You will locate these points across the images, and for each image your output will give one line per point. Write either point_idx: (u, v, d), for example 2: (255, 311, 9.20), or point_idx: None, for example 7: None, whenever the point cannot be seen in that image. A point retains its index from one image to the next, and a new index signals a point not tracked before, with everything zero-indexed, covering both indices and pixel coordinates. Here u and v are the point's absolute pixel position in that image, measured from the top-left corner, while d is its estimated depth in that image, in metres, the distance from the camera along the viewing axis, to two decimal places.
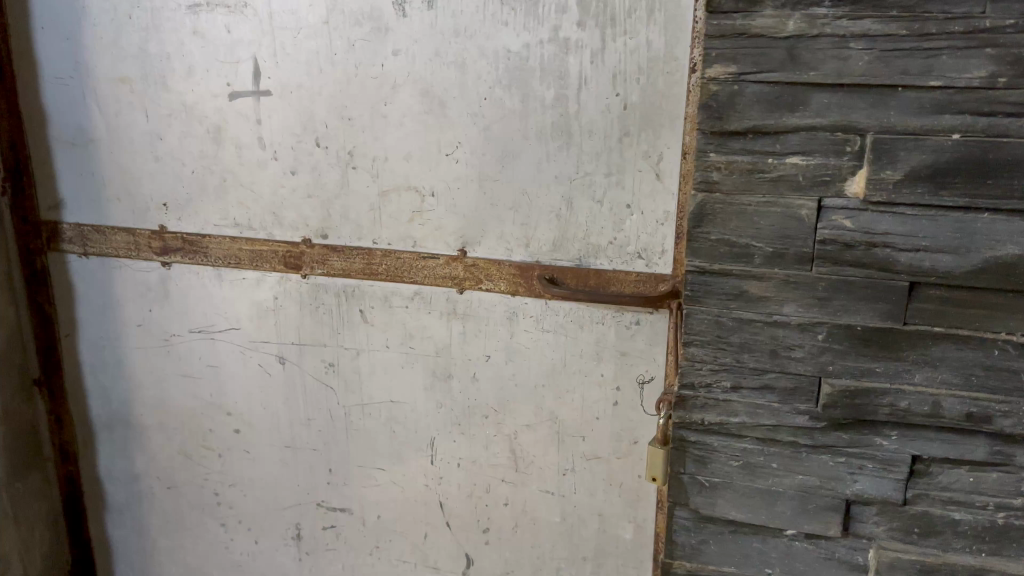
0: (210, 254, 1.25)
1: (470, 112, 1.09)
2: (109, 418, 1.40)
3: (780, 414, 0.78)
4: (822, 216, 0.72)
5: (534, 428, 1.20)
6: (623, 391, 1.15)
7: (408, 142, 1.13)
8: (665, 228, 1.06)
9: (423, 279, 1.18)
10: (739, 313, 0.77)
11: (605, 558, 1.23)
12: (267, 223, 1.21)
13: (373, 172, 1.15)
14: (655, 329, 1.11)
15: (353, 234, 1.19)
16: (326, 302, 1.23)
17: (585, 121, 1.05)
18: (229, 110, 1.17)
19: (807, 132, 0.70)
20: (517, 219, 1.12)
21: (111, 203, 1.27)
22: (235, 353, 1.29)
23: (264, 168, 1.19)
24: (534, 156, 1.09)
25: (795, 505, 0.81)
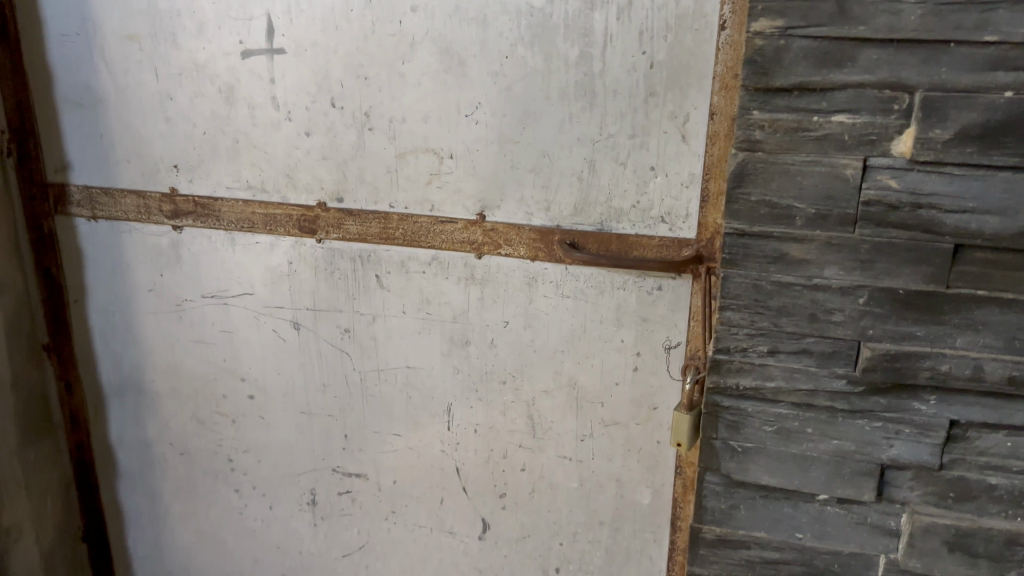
0: (223, 217, 1.22)
1: (491, 71, 1.06)
2: (120, 384, 1.38)
3: (818, 379, 0.77)
4: (867, 176, 0.70)
5: (553, 393, 1.19)
6: (643, 357, 1.14)
7: (426, 103, 1.10)
8: (690, 191, 1.05)
9: (441, 244, 1.16)
10: (779, 276, 0.75)
11: (623, 523, 1.23)
12: (280, 186, 1.19)
13: (390, 134, 1.13)
14: (677, 295, 1.09)
15: (369, 197, 1.17)
16: (341, 267, 1.21)
17: (610, 80, 1.03)
18: (241, 70, 1.14)
19: (854, 89, 0.69)
20: (537, 182, 1.10)
21: (120, 164, 1.24)
22: (249, 319, 1.27)
23: (278, 129, 1.16)
24: (556, 118, 1.06)
25: (829, 471, 0.80)
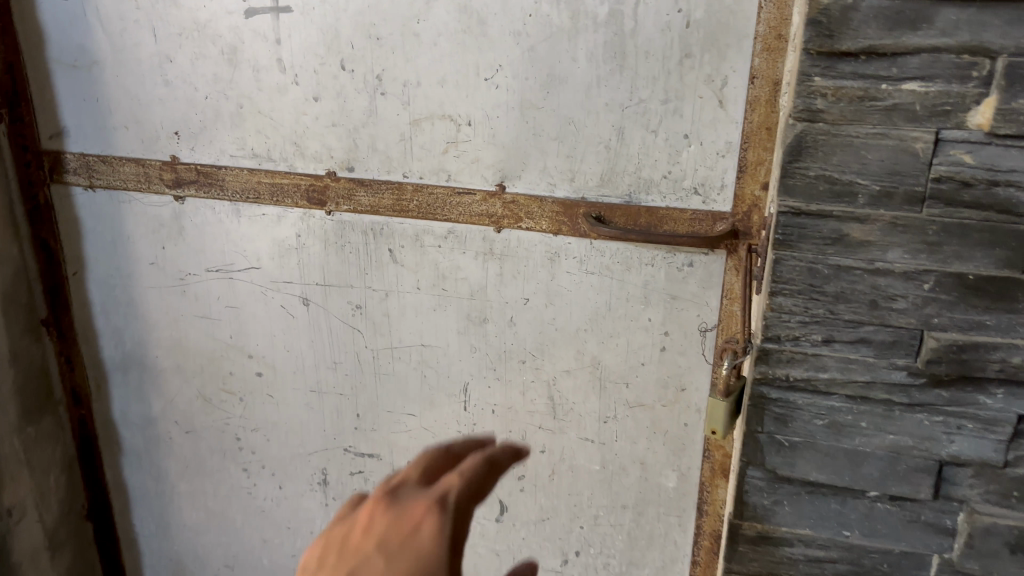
0: (227, 187, 1.15)
1: (512, 31, 0.99)
2: (122, 361, 1.32)
3: (875, 370, 0.72)
4: (939, 150, 0.64)
5: (574, 373, 1.14)
6: (671, 336, 1.09)
7: (443, 66, 1.03)
8: (726, 161, 0.99)
9: (458, 218, 1.10)
10: (837, 259, 0.69)
11: (646, 507, 1.19)
12: (287, 153, 1.11)
13: (403, 99, 1.06)
14: (709, 271, 1.04)
15: (382, 166, 1.10)
16: (352, 241, 1.14)
17: (642, 41, 0.96)
18: (245, 29, 1.06)
19: (929, 54, 0.62)
20: (562, 150, 1.03)
21: (117, 130, 1.16)
22: (256, 294, 1.20)
23: (285, 93, 1.08)
24: (583, 81, 1.00)
25: (883, 467, 0.75)
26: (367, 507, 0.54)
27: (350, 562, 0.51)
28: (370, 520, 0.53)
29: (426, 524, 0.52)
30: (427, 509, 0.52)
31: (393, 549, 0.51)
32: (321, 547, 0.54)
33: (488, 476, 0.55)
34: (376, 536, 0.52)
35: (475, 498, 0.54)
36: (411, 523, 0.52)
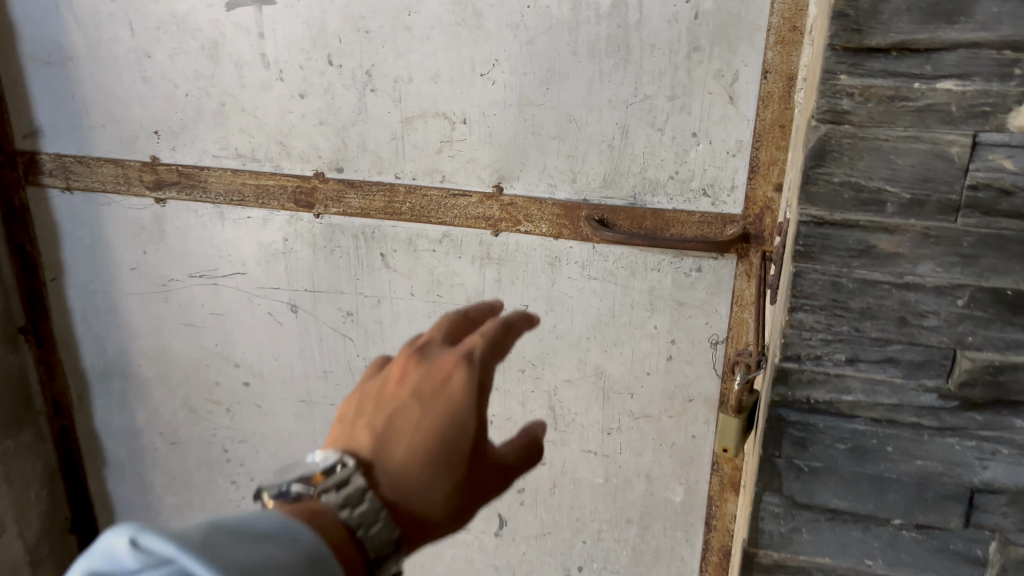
0: (209, 189, 1.09)
1: (510, 23, 0.93)
2: (104, 370, 1.27)
3: (903, 392, 0.66)
4: (976, 156, 0.59)
5: (576, 383, 1.09)
6: (678, 345, 1.04)
7: (437, 61, 0.97)
8: (736, 160, 0.93)
9: (453, 220, 1.04)
10: (863, 273, 0.64)
11: (652, 521, 1.14)
12: (272, 154, 1.06)
13: (395, 96, 1.00)
14: (718, 277, 0.99)
15: (372, 167, 1.04)
16: (342, 245, 1.08)
17: (647, 33, 0.90)
18: (226, 23, 1.00)
19: (967, 50, 0.56)
20: (562, 150, 0.98)
21: (94, 129, 1.10)
22: (242, 301, 1.15)
23: (269, 90, 1.02)
24: (585, 77, 0.94)
25: (909, 494, 0.70)
26: (399, 364, 0.59)
27: (386, 410, 0.56)
28: (403, 374, 0.58)
29: (455, 378, 0.56)
30: (455, 364, 0.57)
31: (427, 399, 0.56)
32: (361, 397, 0.59)
33: (508, 335, 0.59)
34: (409, 386, 0.57)
35: (496, 357, 0.58)
36: (441, 377, 0.57)
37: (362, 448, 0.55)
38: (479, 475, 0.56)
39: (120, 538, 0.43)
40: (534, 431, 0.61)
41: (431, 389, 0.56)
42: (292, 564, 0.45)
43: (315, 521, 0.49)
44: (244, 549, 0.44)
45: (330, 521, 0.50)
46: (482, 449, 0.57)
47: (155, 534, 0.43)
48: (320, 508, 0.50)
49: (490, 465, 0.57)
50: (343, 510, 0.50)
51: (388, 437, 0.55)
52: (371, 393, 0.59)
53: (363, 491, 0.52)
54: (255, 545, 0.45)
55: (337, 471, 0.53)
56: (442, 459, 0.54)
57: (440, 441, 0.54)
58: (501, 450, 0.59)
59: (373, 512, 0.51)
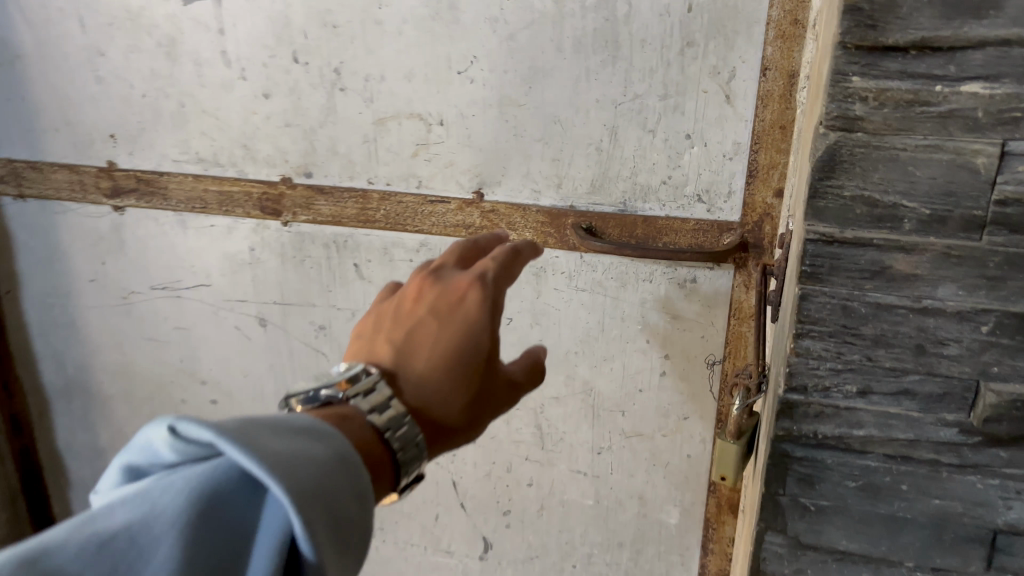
0: (170, 196, 1.02)
1: (488, 17, 0.86)
2: (65, 387, 1.20)
3: (920, 427, 0.60)
4: (1004, 166, 0.52)
5: (564, 401, 1.03)
6: (672, 360, 0.97)
7: (410, 57, 0.90)
8: (733, 164, 0.87)
9: (431, 229, 0.97)
10: (876, 296, 0.57)
11: (645, 544, 1.08)
12: (236, 158, 0.98)
13: (366, 95, 0.93)
14: (715, 288, 0.92)
15: (343, 172, 0.97)
16: (313, 255, 1.01)
17: (636, 28, 0.83)
18: (183, 18, 0.93)
19: (996, 47, 0.49)
20: (547, 153, 0.92)
21: (46, 133, 1.03)
22: (207, 314, 1.08)
23: (231, 90, 0.95)
24: (570, 75, 0.87)
25: (926, 535, 0.63)
26: (415, 285, 0.64)
27: (405, 325, 0.60)
28: (420, 293, 0.62)
29: (470, 295, 0.61)
30: (470, 284, 0.61)
31: (445, 315, 0.60)
32: (379, 316, 0.63)
33: (515, 260, 0.64)
34: (426, 304, 0.61)
35: (505, 279, 0.63)
36: (457, 295, 0.61)
37: (383, 359, 0.59)
38: (490, 388, 0.60)
39: (161, 429, 0.44)
40: (536, 352, 0.66)
41: (447, 306, 0.60)
42: (323, 459, 0.45)
43: (345, 424, 0.52)
44: (279, 441, 0.44)
45: (360, 425, 0.53)
46: (494, 364, 0.61)
47: (194, 422, 0.43)
48: (349, 413, 0.53)
49: (500, 382, 0.62)
50: (371, 412, 0.53)
51: (407, 350, 0.59)
52: (390, 311, 0.63)
53: (389, 395, 0.56)
54: (287, 438, 0.45)
55: (363, 378, 0.56)
56: (457, 370, 0.58)
57: (455, 352, 0.58)
58: (511, 369, 0.63)
59: (399, 415, 0.54)
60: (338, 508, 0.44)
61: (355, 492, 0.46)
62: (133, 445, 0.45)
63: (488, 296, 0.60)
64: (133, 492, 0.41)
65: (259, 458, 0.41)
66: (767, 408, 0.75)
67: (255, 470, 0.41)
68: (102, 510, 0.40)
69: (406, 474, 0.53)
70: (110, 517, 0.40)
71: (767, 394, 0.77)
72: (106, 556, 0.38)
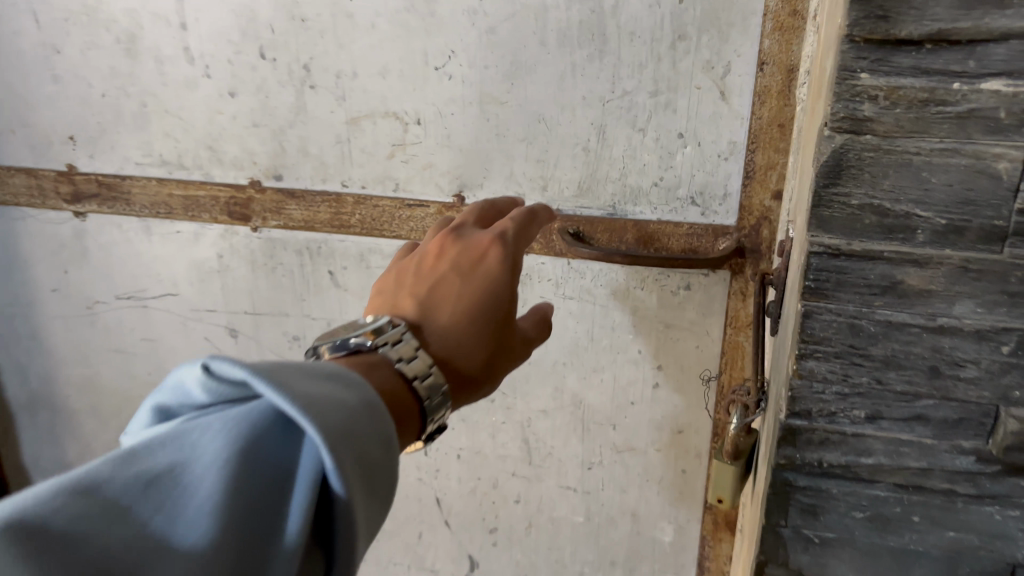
0: (133, 201, 0.96)
1: (466, 9, 0.81)
2: (29, 401, 1.14)
3: (933, 454, 0.55)
4: None
5: (551, 414, 0.97)
6: (665, 371, 0.92)
7: (384, 53, 0.84)
8: (729, 165, 0.82)
9: (408, 234, 0.92)
10: (886, 314, 0.52)
11: (638, 562, 1.03)
12: (202, 160, 0.93)
13: (337, 93, 0.87)
14: (711, 296, 0.87)
15: (315, 175, 0.92)
16: (285, 262, 0.96)
17: (625, 19, 0.78)
18: (142, 12, 0.87)
19: (1020, 40, 0.44)
20: (531, 154, 0.86)
21: (2, 135, 0.97)
22: (176, 324, 1.03)
23: (195, 88, 0.90)
24: (554, 70, 0.82)
25: (940, 570, 0.58)
26: (436, 245, 0.67)
27: (428, 279, 0.62)
28: (441, 251, 0.66)
29: (493, 252, 0.65)
30: (492, 242, 0.65)
31: (469, 268, 0.63)
32: (398, 274, 0.65)
33: (531, 223, 0.70)
34: (449, 260, 0.64)
35: (523, 240, 0.68)
36: (480, 251, 0.65)
37: (406, 313, 0.59)
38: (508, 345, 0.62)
39: (194, 366, 0.41)
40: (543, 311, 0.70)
41: (470, 262, 0.64)
42: (354, 403, 0.42)
43: (375, 372, 0.50)
44: (312, 382, 0.41)
45: (388, 375, 0.51)
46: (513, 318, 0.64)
47: (228, 360, 0.40)
48: (377, 360, 0.51)
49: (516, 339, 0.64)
50: (400, 360, 0.52)
51: (431, 303, 0.60)
52: (406, 274, 0.64)
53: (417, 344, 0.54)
54: (320, 381, 0.42)
55: (389, 330, 0.54)
56: (484, 321, 0.60)
57: (485, 302, 0.60)
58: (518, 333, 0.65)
59: (426, 367, 0.53)
60: (370, 456, 0.40)
61: (390, 444, 0.42)
62: (166, 385, 0.43)
63: (509, 253, 0.65)
64: (167, 433, 0.38)
65: (293, 398, 0.38)
66: (767, 428, 0.70)
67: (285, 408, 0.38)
68: (134, 450, 0.38)
69: (430, 425, 0.52)
70: (145, 458, 0.37)
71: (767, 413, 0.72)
72: (141, 496, 0.35)
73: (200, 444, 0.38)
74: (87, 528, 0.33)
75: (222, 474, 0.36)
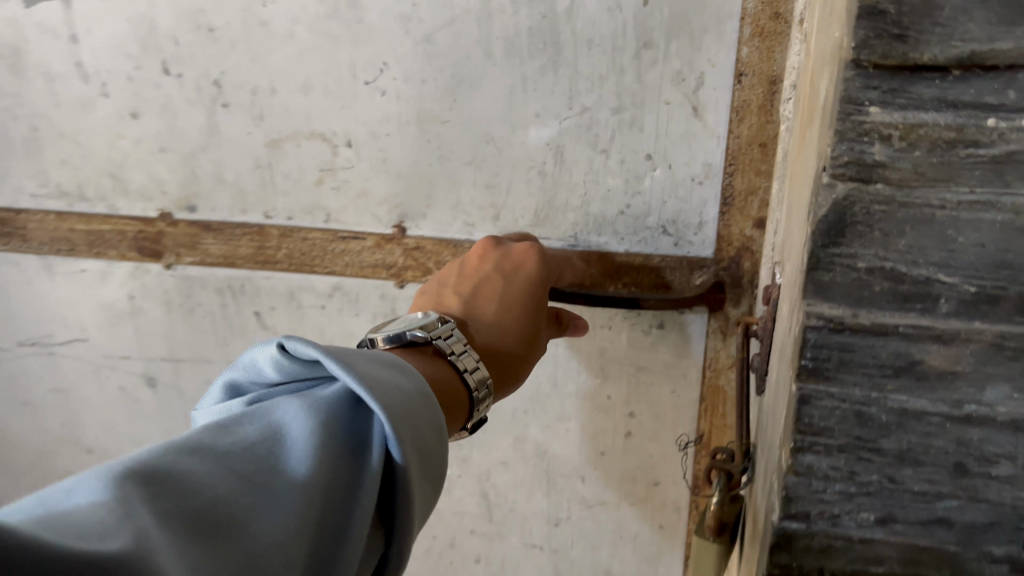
0: (30, 237, 0.85)
1: (398, 15, 0.70)
2: None
3: (960, 565, 0.44)
4: None
5: (511, 466, 0.87)
6: (638, 419, 0.82)
7: (306, 66, 0.73)
8: (704, 190, 0.71)
9: (344, 271, 0.81)
10: (902, 400, 0.41)
11: None
12: (105, 190, 0.82)
13: (255, 113, 0.76)
14: (687, 336, 0.77)
15: (235, 205, 0.80)
16: (206, 303, 0.85)
17: (581, 25, 0.67)
18: (25, 22, 0.75)
19: None
20: (479, 179, 0.75)
21: None
22: (88, 373, 0.92)
23: (92, 109, 0.78)
24: (500, 84, 0.71)
25: None
26: (477, 245, 0.71)
27: (470, 282, 0.69)
28: (482, 252, 0.70)
29: (528, 259, 0.68)
30: (528, 249, 0.69)
31: (506, 274, 0.68)
32: (446, 273, 0.71)
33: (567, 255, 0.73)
34: (488, 263, 0.69)
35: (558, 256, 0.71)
36: (517, 258, 0.68)
37: (453, 312, 0.67)
38: (543, 342, 0.69)
39: (268, 349, 0.47)
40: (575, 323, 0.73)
41: (508, 268, 0.68)
42: (411, 391, 0.46)
43: (433, 362, 0.58)
44: (374, 368, 0.46)
45: (444, 368, 0.58)
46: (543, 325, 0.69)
47: (304, 343, 0.45)
48: (434, 354, 0.59)
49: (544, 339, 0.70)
50: (452, 354, 0.59)
51: (476, 303, 0.68)
52: (451, 273, 0.71)
53: (464, 340, 0.62)
54: (383, 371, 0.46)
55: (442, 325, 0.62)
56: (520, 329, 0.67)
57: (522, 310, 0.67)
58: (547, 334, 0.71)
59: (475, 361, 0.59)
60: (427, 440, 0.44)
61: (439, 429, 0.46)
62: (239, 364, 0.49)
63: (545, 262, 0.69)
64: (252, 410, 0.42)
65: (362, 380, 0.43)
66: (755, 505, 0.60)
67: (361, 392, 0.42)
68: (222, 423, 0.41)
69: (476, 414, 0.59)
70: (239, 429, 0.41)
71: (753, 483, 0.61)
72: (239, 458, 0.38)
73: (282, 420, 0.42)
74: (197, 477, 0.35)
75: (309, 442, 0.40)
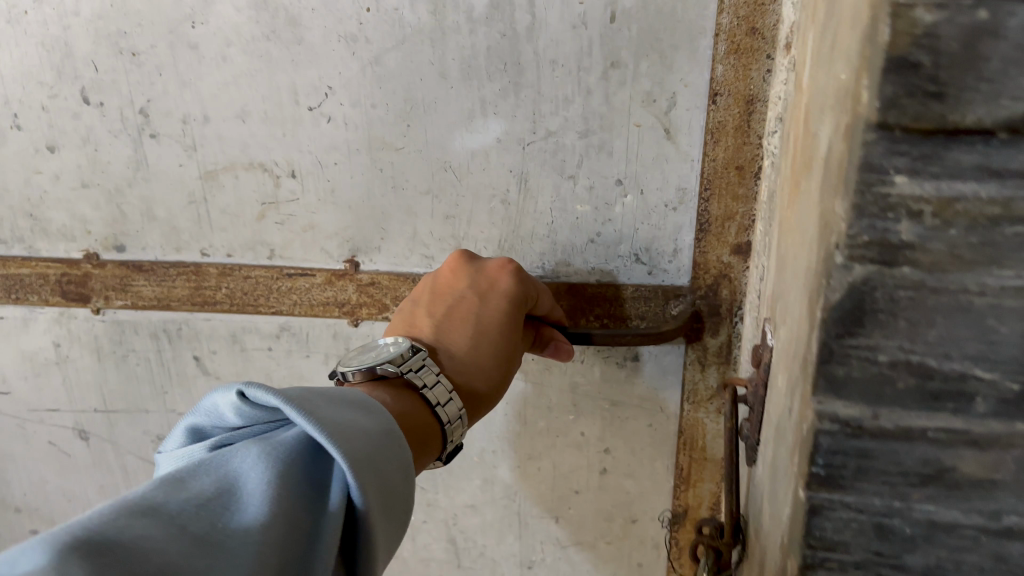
0: None
1: (342, 35, 0.64)
2: None
3: None
4: None
5: (480, 508, 0.83)
6: (614, 454, 0.77)
7: (241, 92, 0.67)
8: (678, 216, 0.67)
9: (291, 309, 0.74)
10: (931, 504, 0.37)
11: None
12: (23, 230, 0.74)
13: (187, 143, 0.69)
14: (663, 366, 0.72)
15: (168, 242, 0.73)
16: (140, 349, 0.78)
17: (544, 44, 0.62)
18: None
19: None
20: (437, 209, 0.70)
21: None
22: (11, 428, 0.84)
23: (4, 143, 0.71)
24: (457, 108, 0.65)
25: None
26: (450, 261, 0.66)
27: (443, 302, 0.63)
28: (454, 269, 0.64)
29: (503, 280, 0.63)
30: (503, 269, 0.64)
31: (479, 295, 0.62)
32: (419, 292, 0.65)
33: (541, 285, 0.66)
34: (462, 281, 0.63)
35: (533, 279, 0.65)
36: (491, 279, 0.63)
37: (423, 335, 0.61)
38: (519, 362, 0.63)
39: (228, 394, 0.44)
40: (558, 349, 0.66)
41: (482, 289, 0.63)
42: (374, 430, 0.44)
43: (402, 398, 0.53)
44: (337, 411, 0.43)
45: (413, 404, 0.53)
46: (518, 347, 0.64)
47: (262, 387, 0.42)
48: (403, 388, 0.54)
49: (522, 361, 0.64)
50: (424, 386, 0.54)
51: (448, 327, 0.61)
52: (424, 291, 0.65)
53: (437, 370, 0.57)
54: (343, 410, 0.44)
55: (412, 356, 0.57)
56: (497, 352, 0.61)
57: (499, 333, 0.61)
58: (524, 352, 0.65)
59: (448, 391, 0.55)
60: (390, 482, 0.42)
61: (405, 470, 0.44)
62: (200, 408, 0.46)
63: (522, 280, 0.63)
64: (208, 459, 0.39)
65: (326, 429, 0.40)
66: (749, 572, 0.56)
67: (322, 438, 0.40)
68: (176, 473, 0.38)
69: (449, 446, 0.55)
70: (193, 481, 0.38)
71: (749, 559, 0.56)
72: (196, 513, 0.36)
73: (240, 469, 0.39)
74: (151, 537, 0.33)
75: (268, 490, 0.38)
